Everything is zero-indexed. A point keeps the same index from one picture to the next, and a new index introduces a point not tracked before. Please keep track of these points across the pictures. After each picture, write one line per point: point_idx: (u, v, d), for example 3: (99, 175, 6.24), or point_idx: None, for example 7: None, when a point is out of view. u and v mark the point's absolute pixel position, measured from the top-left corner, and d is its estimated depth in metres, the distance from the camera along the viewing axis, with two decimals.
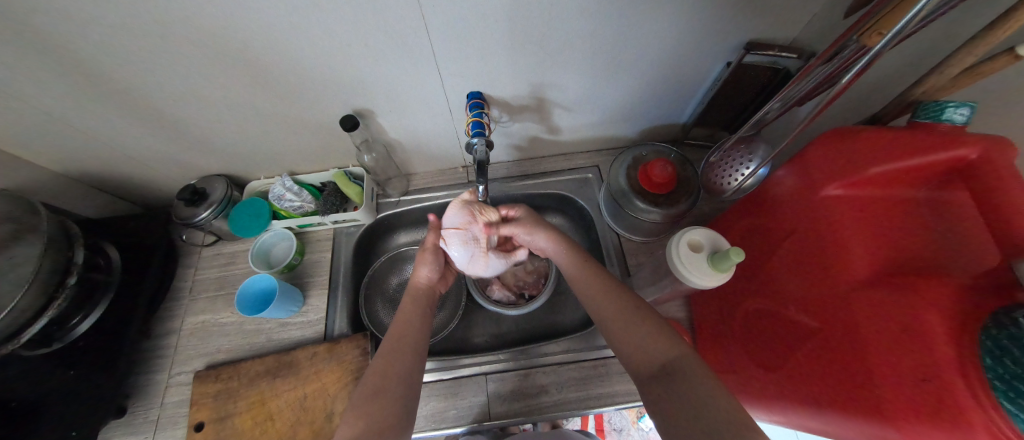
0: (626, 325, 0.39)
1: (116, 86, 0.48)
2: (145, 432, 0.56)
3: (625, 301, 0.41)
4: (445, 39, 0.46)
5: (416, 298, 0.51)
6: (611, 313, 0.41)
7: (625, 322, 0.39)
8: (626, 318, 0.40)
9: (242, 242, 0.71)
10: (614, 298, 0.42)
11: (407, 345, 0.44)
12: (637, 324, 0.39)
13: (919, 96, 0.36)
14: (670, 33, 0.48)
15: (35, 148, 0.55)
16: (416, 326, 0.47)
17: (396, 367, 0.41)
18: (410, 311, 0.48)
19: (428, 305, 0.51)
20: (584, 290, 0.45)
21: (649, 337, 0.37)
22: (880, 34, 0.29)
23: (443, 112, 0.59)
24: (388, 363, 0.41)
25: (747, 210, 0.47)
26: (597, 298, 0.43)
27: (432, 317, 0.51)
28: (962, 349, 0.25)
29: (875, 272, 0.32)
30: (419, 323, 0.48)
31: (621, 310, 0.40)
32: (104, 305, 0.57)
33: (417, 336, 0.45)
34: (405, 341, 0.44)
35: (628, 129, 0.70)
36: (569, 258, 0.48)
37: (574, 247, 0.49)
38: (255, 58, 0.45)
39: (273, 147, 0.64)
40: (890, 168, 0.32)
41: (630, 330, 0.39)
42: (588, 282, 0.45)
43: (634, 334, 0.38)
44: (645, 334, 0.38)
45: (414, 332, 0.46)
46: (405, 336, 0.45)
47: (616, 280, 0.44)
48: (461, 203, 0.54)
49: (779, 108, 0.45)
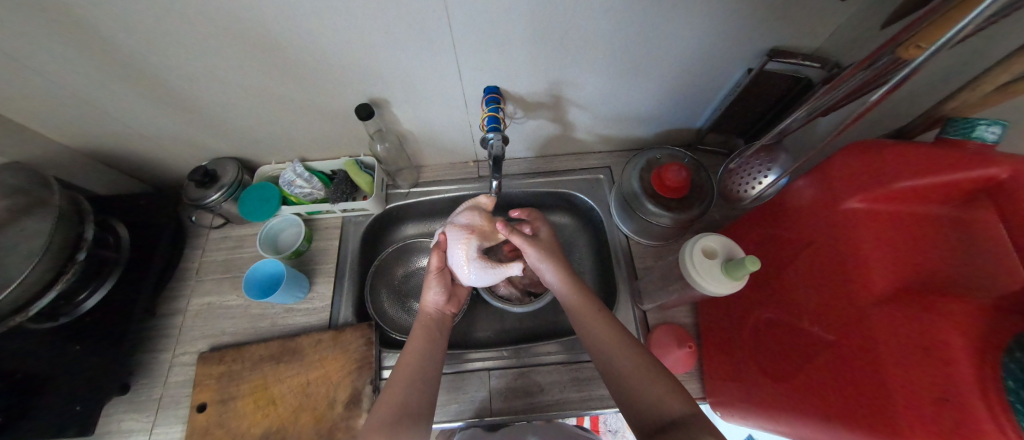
0: (646, 382, 0.37)
1: (132, 63, 0.47)
2: (148, 410, 0.56)
3: (642, 360, 0.39)
4: (466, 31, 0.45)
5: (427, 326, 0.52)
6: (627, 369, 0.39)
7: (634, 366, 0.39)
8: (642, 375, 0.38)
9: (250, 226, 0.71)
10: (632, 356, 0.40)
11: (419, 375, 0.45)
12: (658, 381, 0.37)
13: (948, 112, 0.35)
14: (694, 36, 0.48)
15: (48, 122, 0.55)
16: (422, 350, 0.48)
17: (395, 393, 0.43)
18: (418, 337, 0.50)
19: (441, 333, 0.53)
20: (598, 341, 0.43)
21: (667, 397, 0.36)
22: (919, 46, 0.29)
23: (458, 105, 0.59)
24: (396, 392, 0.43)
25: (765, 219, 0.47)
26: (613, 352, 0.41)
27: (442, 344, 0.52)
28: (982, 372, 0.24)
29: (892, 288, 0.31)
30: (438, 354, 0.49)
31: (639, 368, 0.39)
32: (111, 282, 0.57)
33: (428, 365, 0.47)
34: (404, 369, 0.46)
35: (642, 131, 0.70)
36: (577, 299, 0.48)
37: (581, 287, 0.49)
38: (273, 42, 0.45)
39: (286, 132, 0.63)
40: (916, 183, 0.32)
41: (647, 386, 0.37)
42: (603, 331, 0.43)
43: (653, 393, 0.36)
44: (662, 394, 0.36)
45: (420, 358, 0.47)
46: (409, 364, 0.46)
47: (624, 328, 0.44)
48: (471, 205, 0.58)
49: (804, 119, 0.45)
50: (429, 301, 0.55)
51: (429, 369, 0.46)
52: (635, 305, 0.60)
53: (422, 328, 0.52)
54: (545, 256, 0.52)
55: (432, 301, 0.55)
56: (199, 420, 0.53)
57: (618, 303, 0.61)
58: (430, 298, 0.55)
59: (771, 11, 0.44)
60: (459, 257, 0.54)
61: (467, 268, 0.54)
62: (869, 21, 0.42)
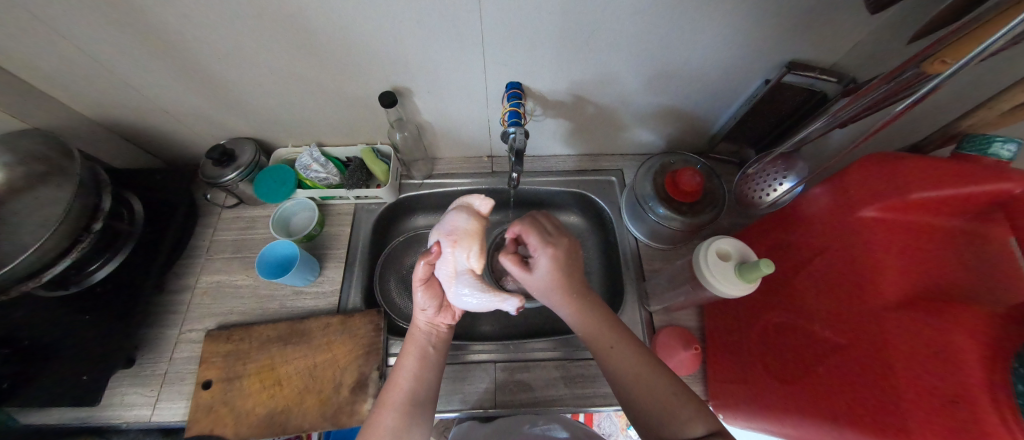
0: (669, 406, 0.37)
1: (162, 38, 0.47)
2: (152, 384, 0.55)
3: (665, 386, 0.39)
4: (495, 25, 0.46)
5: (424, 344, 0.49)
6: (646, 396, 0.39)
7: (657, 386, 0.39)
8: (666, 402, 0.37)
9: (262, 208, 0.71)
10: (655, 384, 0.39)
11: (412, 400, 0.45)
12: (680, 405, 0.37)
13: (964, 129, 0.37)
14: (719, 45, 0.49)
15: (71, 90, 0.55)
16: (413, 373, 0.47)
17: (384, 419, 0.43)
18: (410, 356, 0.48)
19: (436, 349, 0.50)
20: (619, 373, 0.41)
21: (688, 422, 0.36)
22: (944, 61, 0.30)
23: (479, 100, 0.60)
24: (387, 416, 0.43)
25: (777, 225, 0.49)
26: (634, 383, 0.40)
27: (439, 362, 0.50)
28: (993, 377, 0.25)
29: (905, 295, 0.33)
30: (431, 377, 0.47)
31: (662, 395, 0.38)
32: (125, 255, 0.57)
33: (422, 388, 0.46)
34: (397, 393, 0.45)
35: (656, 136, 0.71)
36: (595, 327, 0.44)
37: (605, 318, 0.45)
38: (305, 23, 0.45)
39: (306, 115, 0.64)
40: (929, 196, 0.33)
41: (669, 415, 0.37)
42: (626, 360, 0.41)
43: (678, 416, 0.36)
44: (686, 420, 0.36)
45: (410, 382, 0.46)
46: (400, 388, 0.45)
47: (646, 348, 0.43)
48: (466, 210, 0.55)
49: (823, 128, 0.47)
50: (421, 318, 0.51)
51: (422, 393, 0.45)
52: (642, 306, 0.61)
53: (412, 354, 0.48)
54: (554, 286, 0.46)
55: (421, 315, 0.51)
56: (203, 397, 0.53)
57: (624, 302, 0.62)
58: (419, 313, 0.51)
59: (797, 23, 0.45)
60: (444, 270, 0.50)
61: (452, 286, 0.50)
62: (888, 38, 0.44)
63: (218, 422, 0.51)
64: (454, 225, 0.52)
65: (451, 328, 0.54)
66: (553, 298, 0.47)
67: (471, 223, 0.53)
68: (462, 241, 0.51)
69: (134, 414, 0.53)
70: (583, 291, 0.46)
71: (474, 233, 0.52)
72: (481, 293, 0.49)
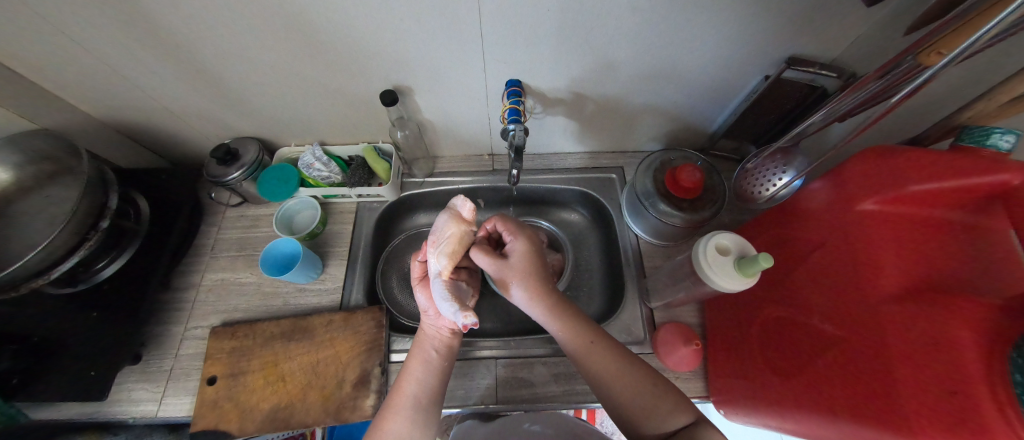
0: (652, 402, 0.38)
1: (167, 38, 0.48)
2: (158, 380, 0.56)
3: (644, 381, 0.40)
4: (495, 24, 0.46)
5: (433, 349, 0.50)
6: (629, 393, 0.39)
7: (636, 382, 0.40)
8: (647, 397, 0.39)
9: (266, 206, 0.72)
10: (635, 380, 0.40)
11: (420, 404, 0.45)
12: (661, 398, 0.38)
13: (964, 122, 0.37)
14: (717, 41, 0.49)
15: (78, 91, 0.56)
16: (418, 377, 0.47)
17: (391, 422, 0.43)
18: (416, 360, 0.48)
19: (443, 356, 0.50)
20: (598, 373, 0.42)
21: (670, 415, 0.37)
22: (939, 53, 0.31)
23: (480, 97, 0.60)
24: (393, 420, 0.44)
25: (776, 219, 0.49)
26: (613, 380, 0.41)
27: (447, 368, 0.49)
28: (991, 365, 0.25)
29: (901, 288, 0.33)
30: (437, 382, 0.47)
31: (642, 392, 0.39)
32: (131, 253, 0.59)
33: (428, 390, 0.46)
34: (403, 396, 0.45)
35: (656, 133, 0.71)
36: (573, 329, 0.44)
37: (581, 319, 0.45)
38: (306, 22, 0.46)
39: (308, 115, 0.65)
40: (927, 188, 0.33)
41: (653, 408, 0.38)
42: (605, 359, 0.42)
43: (660, 410, 0.38)
44: (669, 412, 0.37)
45: (415, 386, 0.46)
46: (406, 392, 0.46)
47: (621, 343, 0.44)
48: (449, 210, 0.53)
49: (821, 122, 0.47)
50: (428, 323, 0.52)
51: (427, 397, 0.46)
52: (643, 302, 0.61)
53: (418, 359, 0.49)
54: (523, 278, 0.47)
55: (427, 320, 0.51)
56: (208, 393, 0.54)
57: (625, 299, 0.62)
58: (425, 317, 0.52)
59: (796, 18, 0.45)
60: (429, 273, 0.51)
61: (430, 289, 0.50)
62: (888, 33, 0.44)
63: (223, 417, 0.52)
64: (435, 227, 0.51)
65: (457, 333, 0.52)
66: (534, 310, 0.47)
67: (448, 226, 0.51)
68: (437, 244, 0.50)
69: (140, 410, 0.54)
70: (551, 289, 0.47)
71: (449, 236, 0.50)
72: (439, 301, 0.45)
